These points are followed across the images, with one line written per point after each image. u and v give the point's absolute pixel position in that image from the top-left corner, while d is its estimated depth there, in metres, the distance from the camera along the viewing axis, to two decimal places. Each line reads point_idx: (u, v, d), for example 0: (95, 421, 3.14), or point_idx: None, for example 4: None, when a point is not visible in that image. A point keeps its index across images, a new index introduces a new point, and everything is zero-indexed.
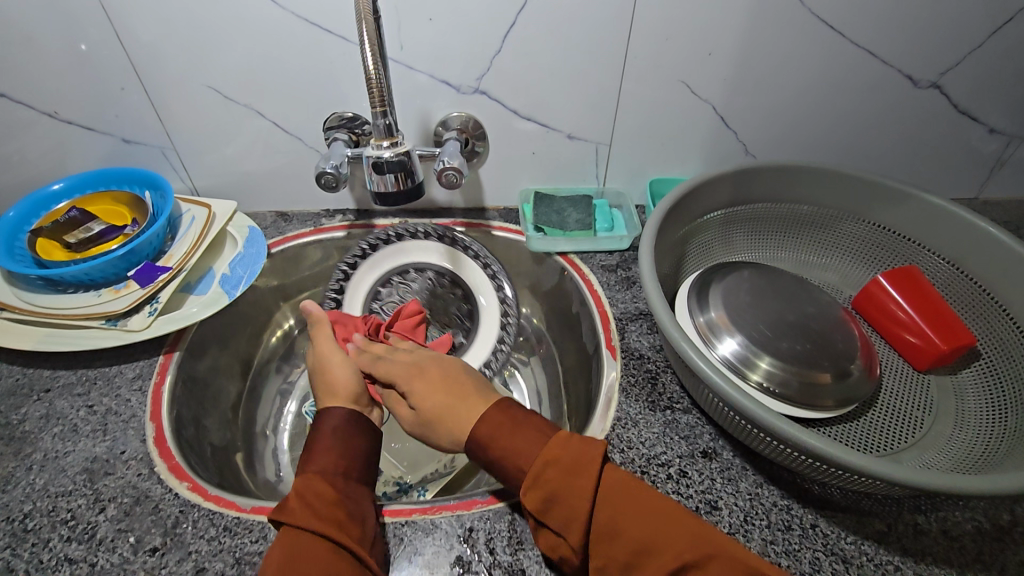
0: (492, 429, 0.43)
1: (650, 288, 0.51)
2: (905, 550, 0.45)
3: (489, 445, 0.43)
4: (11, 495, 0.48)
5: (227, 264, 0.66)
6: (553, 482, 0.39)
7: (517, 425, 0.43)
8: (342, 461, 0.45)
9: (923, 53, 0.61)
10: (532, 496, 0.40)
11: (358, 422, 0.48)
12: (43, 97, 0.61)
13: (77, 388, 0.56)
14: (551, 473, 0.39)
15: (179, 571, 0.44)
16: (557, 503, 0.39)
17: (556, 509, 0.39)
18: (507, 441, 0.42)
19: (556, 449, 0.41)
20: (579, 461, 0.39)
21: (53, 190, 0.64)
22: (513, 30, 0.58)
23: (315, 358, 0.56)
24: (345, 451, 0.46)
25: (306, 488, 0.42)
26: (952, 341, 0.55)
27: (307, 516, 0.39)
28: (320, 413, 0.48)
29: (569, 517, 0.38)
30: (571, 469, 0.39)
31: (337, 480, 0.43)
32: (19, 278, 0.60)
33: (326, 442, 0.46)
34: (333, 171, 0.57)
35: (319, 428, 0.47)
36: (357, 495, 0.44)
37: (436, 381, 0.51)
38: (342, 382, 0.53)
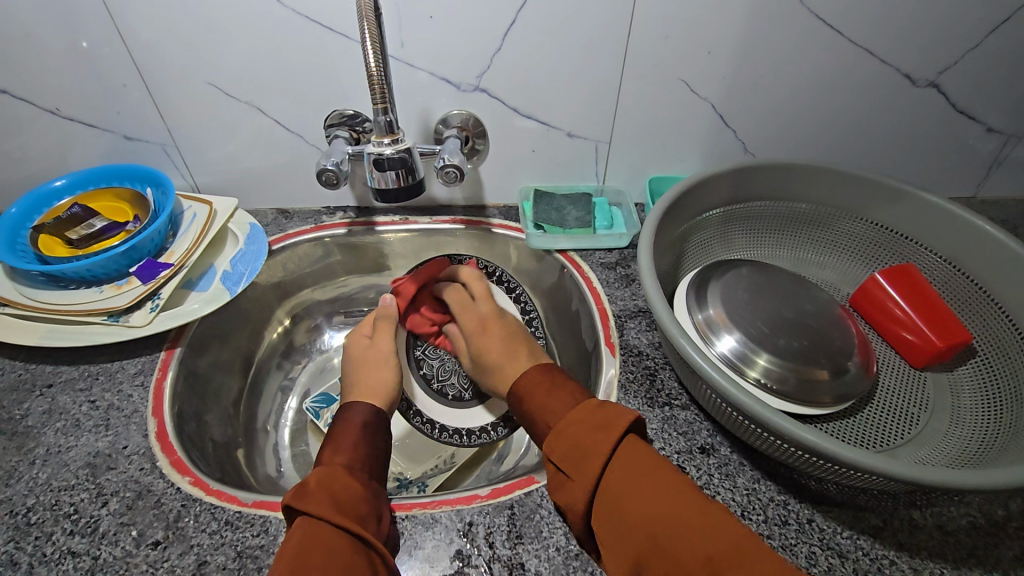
0: (535, 384, 0.49)
1: (649, 284, 0.52)
2: (900, 545, 0.45)
3: (524, 397, 0.49)
4: (14, 489, 0.48)
5: (228, 261, 0.66)
6: (575, 435, 0.42)
7: (553, 387, 0.48)
8: (366, 457, 0.46)
9: (921, 52, 0.61)
10: (554, 449, 0.43)
11: (379, 423, 0.50)
12: (45, 94, 0.61)
13: (79, 383, 0.56)
14: (575, 429, 0.42)
15: (182, 564, 0.44)
16: (575, 450, 0.41)
17: (568, 462, 0.41)
18: (542, 397, 0.47)
19: (580, 412, 0.44)
20: (604, 421, 0.42)
21: (55, 186, 0.64)
22: (513, 29, 0.58)
23: (365, 347, 0.59)
24: (366, 446, 0.47)
25: (329, 478, 0.43)
26: (949, 338, 0.55)
27: (330, 506, 0.40)
28: (348, 406, 0.51)
29: (581, 470, 0.40)
30: (595, 422, 0.42)
31: (358, 474, 0.44)
32: (22, 274, 0.60)
33: (349, 435, 0.47)
34: (333, 169, 0.58)
35: (344, 423, 0.49)
36: (377, 493, 0.44)
37: (496, 339, 0.57)
38: (382, 384, 0.56)
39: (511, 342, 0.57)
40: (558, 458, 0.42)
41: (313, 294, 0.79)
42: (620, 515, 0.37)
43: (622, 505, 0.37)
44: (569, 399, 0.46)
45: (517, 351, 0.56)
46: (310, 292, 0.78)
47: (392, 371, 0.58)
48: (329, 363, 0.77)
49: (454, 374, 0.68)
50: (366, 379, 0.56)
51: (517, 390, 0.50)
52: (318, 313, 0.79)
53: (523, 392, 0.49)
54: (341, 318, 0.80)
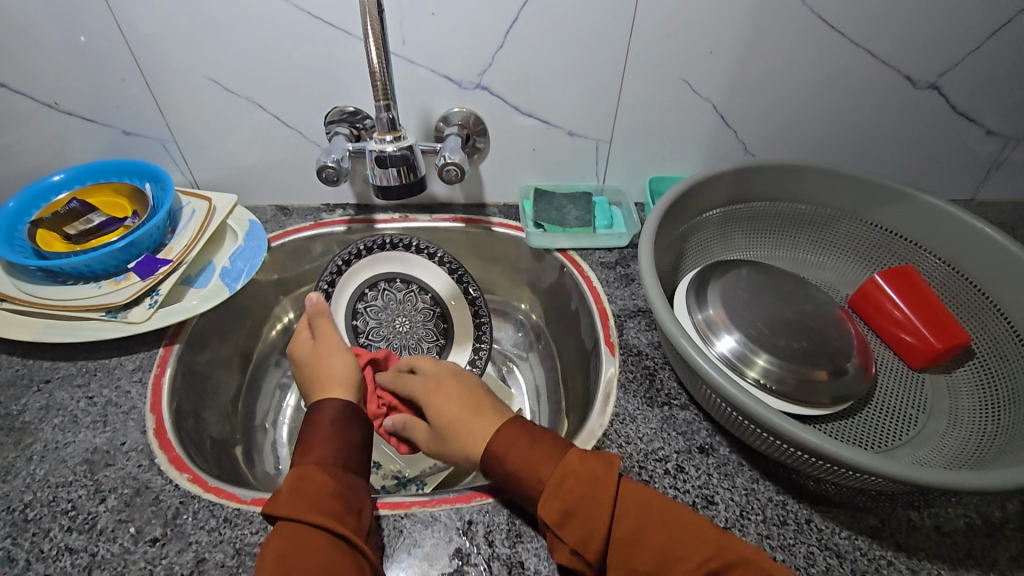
0: (506, 440, 0.43)
1: (649, 283, 0.52)
2: (898, 545, 0.45)
3: (504, 458, 0.43)
4: (11, 485, 0.48)
5: (227, 257, 0.66)
6: (573, 493, 0.39)
7: (536, 439, 0.43)
8: (340, 452, 0.45)
9: (922, 55, 0.61)
10: (549, 510, 0.40)
11: (352, 415, 0.48)
12: (43, 88, 0.61)
13: (77, 379, 0.56)
14: (573, 485, 0.40)
15: (180, 561, 0.44)
16: (574, 515, 0.39)
17: (574, 524, 0.39)
18: (527, 454, 0.42)
19: (571, 464, 0.41)
20: (598, 473, 0.40)
21: (53, 181, 0.64)
22: (515, 26, 0.58)
23: (311, 350, 0.55)
24: (341, 441, 0.46)
25: (304, 480, 0.42)
26: (947, 339, 0.55)
27: (305, 508, 0.40)
28: (320, 402, 0.48)
29: (588, 533, 0.38)
30: (591, 479, 0.40)
31: (333, 471, 0.43)
32: (19, 269, 0.60)
33: (323, 433, 0.45)
34: (334, 165, 0.58)
35: (315, 422, 0.47)
36: (355, 486, 0.44)
37: (453, 397, 0.50)
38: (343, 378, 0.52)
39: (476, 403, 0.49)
40: (555, 522, 0.39)
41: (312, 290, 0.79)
42: (639, 570, 0.38)
43: (639, 557, 0.38)
44: (551, 454, 0.42)
45: (482, 410, 0.48)
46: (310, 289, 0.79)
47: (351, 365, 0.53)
48: None
49: (404, 348, 0.73)
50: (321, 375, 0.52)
51: (491, 450, 0.43)
52: None
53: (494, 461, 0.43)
54: None
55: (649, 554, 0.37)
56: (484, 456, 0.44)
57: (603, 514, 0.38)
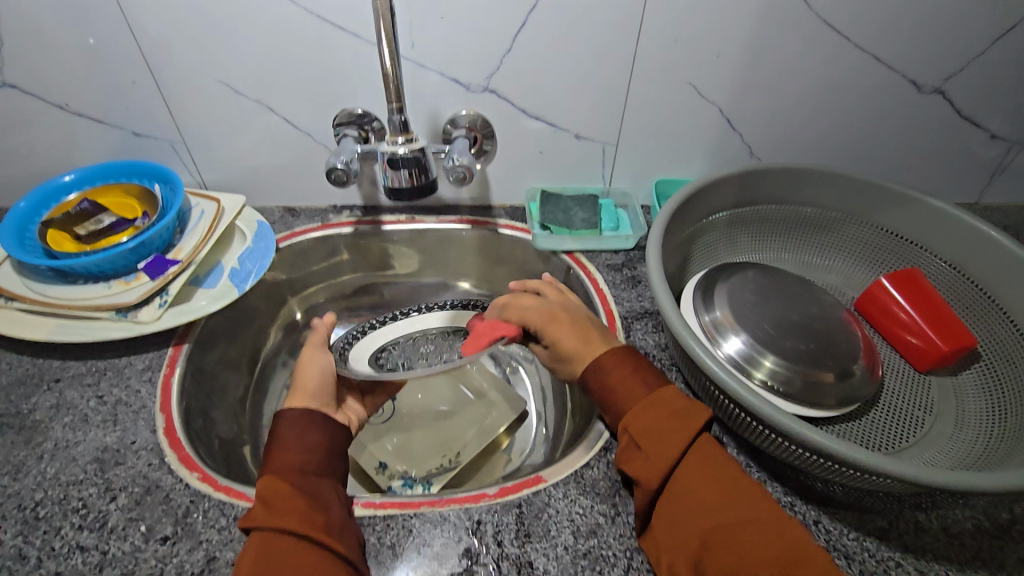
0: (612, 360, 0.49)
1: (657, 285, 0.52)
2: (906, 546, 0.46)
3: (607, 372, 0.49)
4: (22, 483, 0.48)
5: (236, 257, 0.66)
6: (658, 412, 0.45)
7: (638, 367, 0.49)
8: (302, 454, 0.45)
9: (928, 59, 0.62)
10: (637, 420, 0.45)
11: (314, 416, 0.48)
12: (55, 89, 0.62)
13: (87, 378, 0.57)
14: (658, 411, 0.45)
15: (190, 560, 0.44)
16: (655, 434, 0.44)
17: (648, 436, 0.44)
18: (624, 379, 0.48)
19: (665, 392, 0.46)
20: (685, 409, 0.45)
21: (64, 181, 0.64)
22: (524, 30, 0.58)
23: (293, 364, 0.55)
24: (301, 445, 0.45)
25: (269, 489, 0.42)
26: (953, 342, 0.56)
27: (272, 517, 0.40)
28: (278, 414, 0.48)
29: (660, 450, 0.43)
30: (677, 410, 0.45)
31: (297, 475, 0.43)
32: (29, 269, 0.61)
33: (283, 440, 0.45)
34: (343, 167, 0.58)
35: (275, 433, 0.46)
36: (324, 487, 0.44)
37: (569, 324, 0.53)
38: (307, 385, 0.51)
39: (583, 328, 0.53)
40: (636, 429, 0.45)
41: (319, 292, 0.79)
42: (684, 502, 0.41)
43: (691, 493, 0.41)
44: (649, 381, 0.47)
45: (592, 338, 0.52)
46: (316, 290, 0.79)
47: (314, 371, 0.52)
48: None
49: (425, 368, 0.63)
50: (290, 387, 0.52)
51: (596, 363, 0.49)
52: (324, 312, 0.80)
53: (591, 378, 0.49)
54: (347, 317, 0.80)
55: (701, 490, 0.41)
56: (587, 368, 0.50)
57: (676, 437, 0.43)
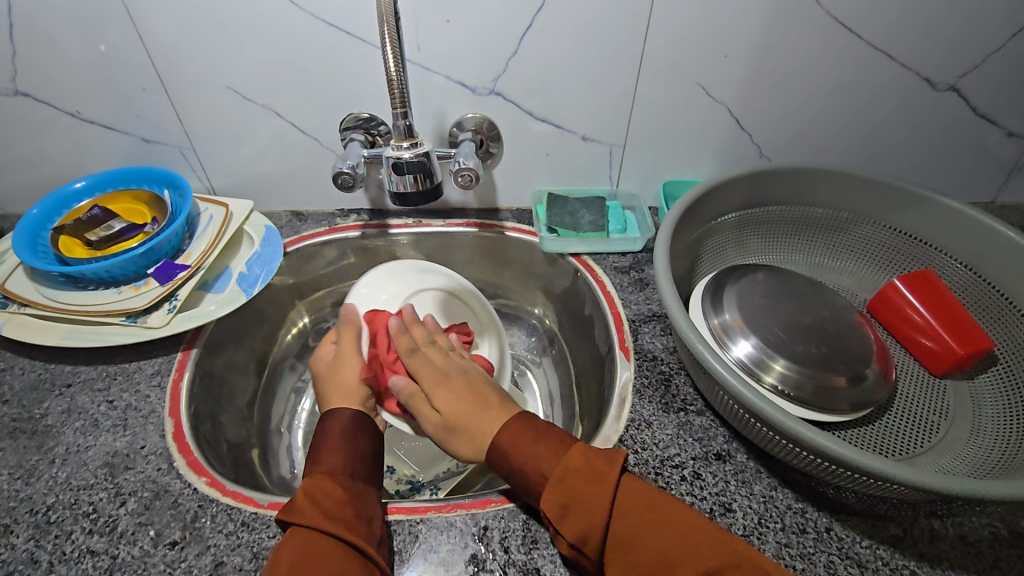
0: (512, 434, 0.44)
1: (665, 288, 0.51)
2: (921, 555, 0.45)
3: (507, 451, 0.43)
4: (34, 487, 0.49)
5: (244, 262, 0.67)
6: (576, 486, 0.40)
7: (541, 434, 0.44)
8: (350, 461, 0.46)
9: (942, 56, 0.61)
10: (549, 501, 0.40)
11: (363, 423, 0.49)
12: (66, 97, 0.62)
13: (98, 383, 0.57)
14: (570, 480, 0.40)
15: (198, 565, 0.44)
16: (575, 507, 0.39)
17: (573, 513, 0.39)
18: (526, 447, 0.43)
19: (576, 455, 0.41)
20: (598, 469, 0.40)
21: (75, 188, 0.65)
22: (530, 32, 0.58)
23: (329, 362, 0.55)
24: (351, 450, 0.46)
25: (314, 487, 0.42)
26: (969, 345, 0.54)
27: (316, 512, 0.40)
28: (328, 415, 0.49)
29: (588, 527, 0.39)
30: (589, 473, 0.40)
31: (343, 478, 0.44)
32: (42, 275, 0.62)
33: (332, 443, 0.47)
34: (349, 171, 0.58)
35: (324, 433, 0.48)
36: (365, 494, 0.44)
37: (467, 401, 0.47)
38: (350, 385, 0.52)
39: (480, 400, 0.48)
40: (557, 511, 0.40)
41: (326, 295, 0.79)
42: (633, 571, 0.38)
43: (636, 560, 0.38)
44: (556, 451, 0.42)
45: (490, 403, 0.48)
46: (323, 294, 0.79)
47: (355, 366, 0.54)
48: None
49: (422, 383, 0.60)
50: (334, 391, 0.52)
51: (492, 442, 0.44)
52: (332, 316, 0.80)
53: (513, 441, 0.43)
54: None
55: (645, 553, 0.38)
56: (490, 453, 0.44)
57: (598, 507, 0.39)
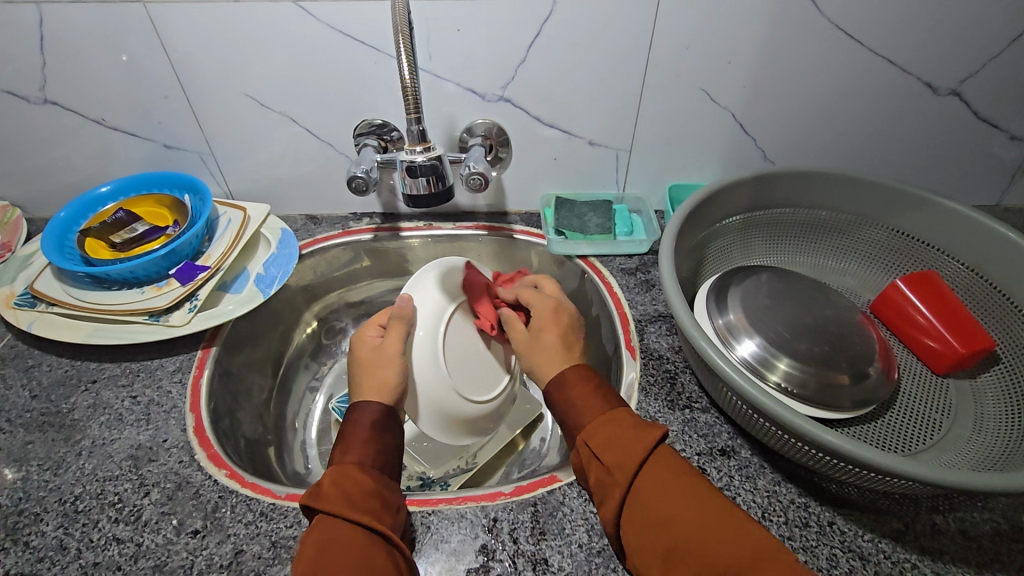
0: (576, 377, 0.49)
1: (670, 288, 0.53)
2: (922, 548, 0.45)
3: (564, 389, 0.49)
4: (62, 478, 0.51)
5: (261, 264, 0.69)
6: (621, 427, 0.44)
7: (598, 388, 0.49)
8: (376, 454, 0.47)
9: (942, 61, 0.62)
10: (593, 437, 0.44)
11: (391, 420, 0.49)
12: (93, 105, 0.65)
13: (122, 379, 0.59)
14: (616, 424, 0.44)
15: (219, 553, 0.46)
16: (613, 446, 0.43)
17: (612, 446, 0.43)
18: (584, 393, 0.48)
19: (625, 412, 0.46)
20: (643, 424, 0.44)
21: (101, 192, 0.68)
22: (538, 40, 0.60)
23: (373, 347, 0.53)
24: (378, 445, 0.47)
25: (342, 478, 0.43)
26: (971, 344, 0.55)
27: (344, 504, 0.41)
28: (355, 405, 0.49)
29: (620, 460, 0.42)
30: (636, 423, 0.44)
31: (370, 472, 0.45)
32: (69, 276, 0.64)
33: (361, 435, 0.47)
34: (363, 175, 0.60)
35: (354, 422, 0.48)
36: (388, 487, 0.46)
37: (558, 326, 0.55)
38: (387, 381, 0.51)
39: (565, 340, 0.54)
40: (596, 444, 0.44)
41: (339, 297, 0.81)
42: (649, 513, 0.40)
43: (655, 501, 0.40)
44: (609, 400, 0.47)
45: (573, 349, 0.53)
46: (336, 295, 0.81)
47: (397, 366, 0.51)
48: None
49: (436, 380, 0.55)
50: (370, 378, 0.51)
51: (562, 377, 0.50)
52: (344, 317, 0.82)
53: (574, 384, 0.49)
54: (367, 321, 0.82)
55: (666, 498, 0.40)
56: (553, 382, 0.50)
57: (636, 445, 0.42)
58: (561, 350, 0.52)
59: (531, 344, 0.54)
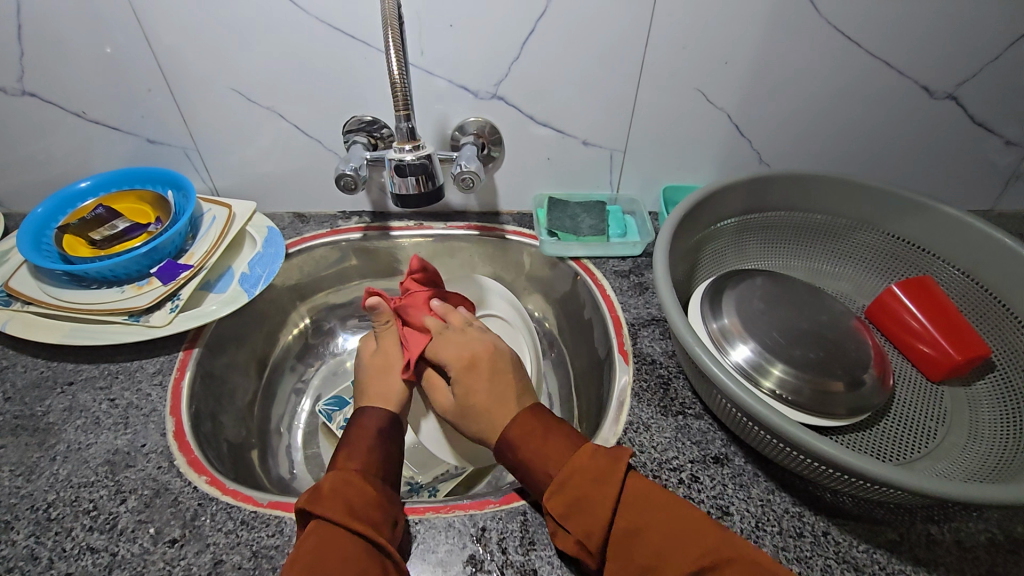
0: (522, 431, 0.46)
1: (664, 291, 0.52)
2: (917, 559, 0.45)
3: (517, 445, 0.46)
4: (35, 484, 0.49)
5: (246, 263, 0.67)
6: (586, 474, 0.42)
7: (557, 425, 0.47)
8: (380, 464, 0.47)
9: (940, 65, 0.61)
10: (556, 500, 0.42)
11: (395, 429, 0.51)
12: (73, 98, 0.63)
13: (100, 381, 0.57)
14: (579, 478, 0.42)
15: (197, 563, 0.44)
16: (583, 504, 0.41)
17: (579, 507, 0.41)
18: (537, 445, 0.45)
19: (589, 448, 0.44)
20: (606, 469, 0.42)
21: (80, 187, 0.66)
22: (532, 37, 0.59)
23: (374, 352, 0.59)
24: (382, 453, 0.48)
25: (341, 483, 0.43)
26: (966, 352, 0.55)
27: (340, 508, 0.40)
28: (361, 412, 0.52)
29: (593, 518, 0.40)
30: (598, 471, 0.42)
31: (372, 481, 0.44)
32: (46, 274, 0.62)
33: (362, 439, 0.48)
34: (352, 173, 0.59)
35: (358, 427, 0.50)
36: (390, 498, 0.45)
37: (484, 378, 0.51)
38: (392, 392, 0.55)
39: (495, 383, 0.51)
40: (562, 506, 0.41)
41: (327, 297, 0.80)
42: (636, 562, 0.38)
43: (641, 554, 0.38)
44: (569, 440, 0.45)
45: (508, 399, 0.50)
46: (325, 295, 0.79)
47: (400, 381, 0.55)
48: (342, 367, 0.77)
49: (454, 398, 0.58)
50: (374, 386, 0.56)
51: (506, 436, 0.47)
52: (332, 317, 0.80)
53: (522, 432, 0.46)
54: (355, 322, 0.81)
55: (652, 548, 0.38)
56: (501, 441, 0.47)
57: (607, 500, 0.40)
58: (509, 400, 0.50)
59: (464, 413, 0.51)
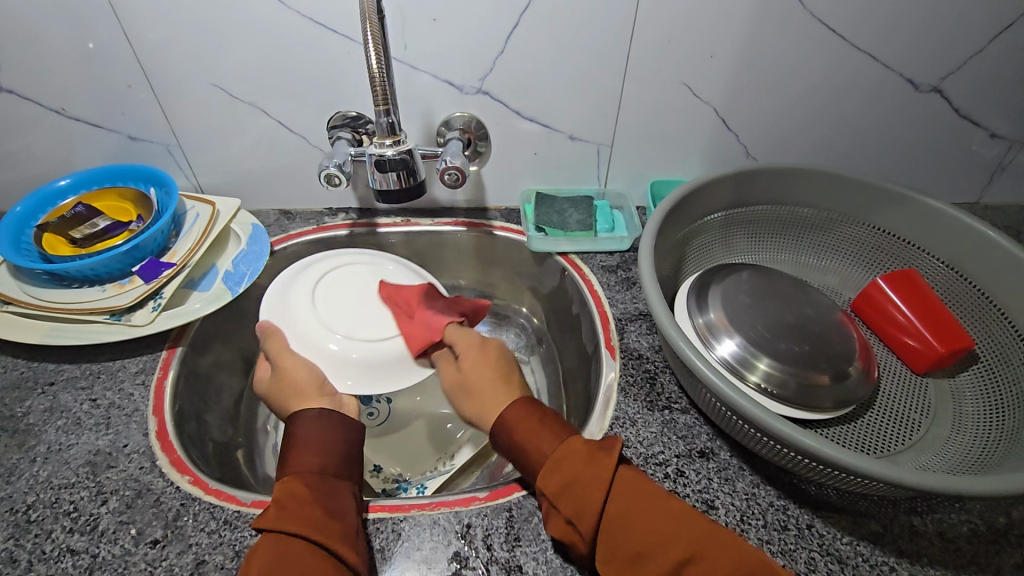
0: (518, 418, 0.45)
1: (649, 286, 0.52)
2: (900, 551, 0.45)
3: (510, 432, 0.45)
4: (14, 486, 0.49)
5: (230, 261, 0.67)
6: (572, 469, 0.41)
7: (544, 417, 0.45)
8: (322, 458, 0.45)
9: (925, 58, 0.61)
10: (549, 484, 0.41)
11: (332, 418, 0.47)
12: (51, 95, 0.62)
13: (81, 381, 0.57)
14: (568, 465, 0.41)
15: (179, 564, 0.44)
16: (572, 491, 0.40)
17: (568, 495, 0.40)
18: (529, 431, 0.44)
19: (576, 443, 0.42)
20: (595, 457, 0.41)
21: (59, 185, 0.65)
22: (516, 31, 0.58)
23: (272, 378, 0.53)
24: (322, 446, 0.45)
25: (285, 491, 0.42)
26: (950, 344, 0.55)
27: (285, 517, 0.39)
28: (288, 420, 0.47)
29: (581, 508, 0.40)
30: (587, 457, 0.41)
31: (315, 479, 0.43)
32: (25, 273, 0.61)
33: (301, 441, 0.45)
34: (337, 169, 0.58)
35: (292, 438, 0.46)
36: (338, 490, 0.44)
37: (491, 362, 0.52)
38: (297, 381, 0.51)
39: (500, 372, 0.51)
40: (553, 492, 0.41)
41: None
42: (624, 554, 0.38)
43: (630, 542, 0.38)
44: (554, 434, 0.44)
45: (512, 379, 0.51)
46: None
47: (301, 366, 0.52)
48: None
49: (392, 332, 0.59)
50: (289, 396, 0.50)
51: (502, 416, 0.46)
52: None
53: (512, 417, 0.45)
54: None
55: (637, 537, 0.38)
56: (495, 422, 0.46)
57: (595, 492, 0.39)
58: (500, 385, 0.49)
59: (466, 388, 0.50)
